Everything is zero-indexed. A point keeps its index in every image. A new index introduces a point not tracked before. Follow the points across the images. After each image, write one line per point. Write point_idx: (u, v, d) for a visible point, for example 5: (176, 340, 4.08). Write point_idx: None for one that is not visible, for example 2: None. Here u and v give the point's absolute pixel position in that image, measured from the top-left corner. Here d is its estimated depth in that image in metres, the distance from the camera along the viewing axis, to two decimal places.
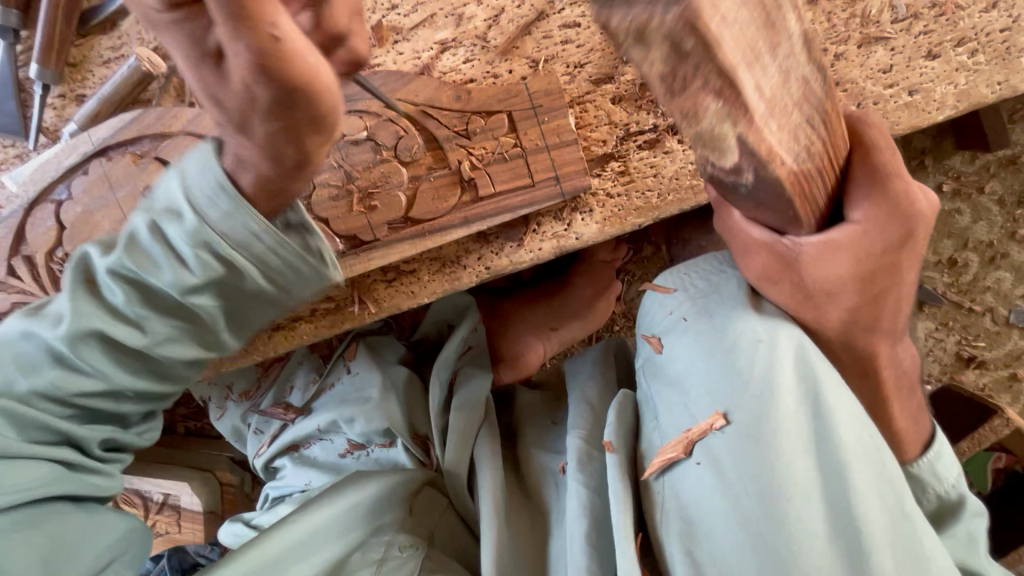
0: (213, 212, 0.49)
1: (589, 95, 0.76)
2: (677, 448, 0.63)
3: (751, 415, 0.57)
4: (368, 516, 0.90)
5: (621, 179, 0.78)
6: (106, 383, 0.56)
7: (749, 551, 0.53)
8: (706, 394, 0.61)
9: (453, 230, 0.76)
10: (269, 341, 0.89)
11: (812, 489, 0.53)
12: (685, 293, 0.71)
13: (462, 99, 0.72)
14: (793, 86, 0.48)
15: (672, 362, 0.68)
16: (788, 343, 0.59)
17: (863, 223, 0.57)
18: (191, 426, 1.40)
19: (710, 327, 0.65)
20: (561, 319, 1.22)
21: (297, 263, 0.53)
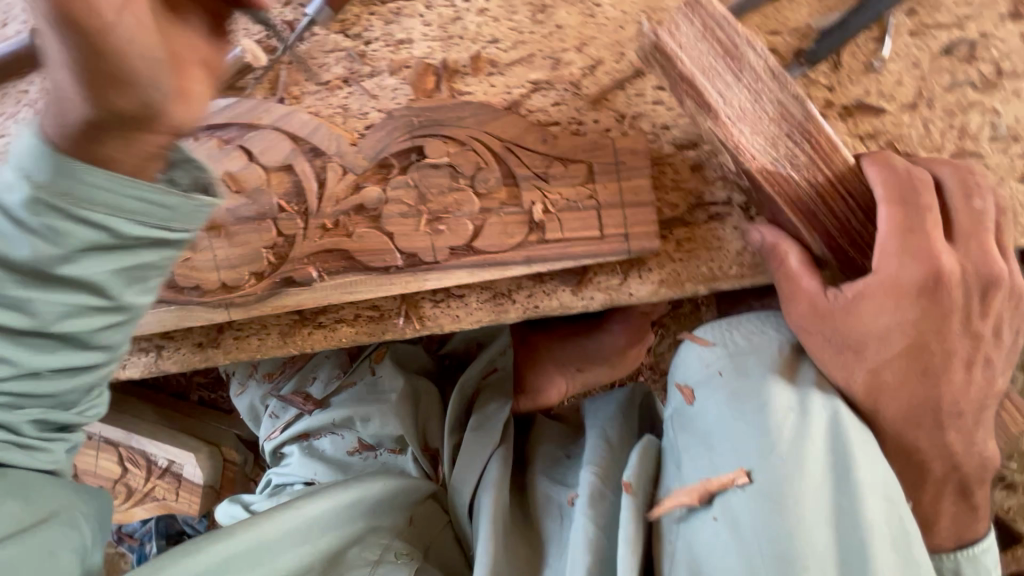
0: (27, 163, 0.45)
1: (669, 158, 0.77)
2: (689, 494, 0.62)
3: (779, 480, 0.55)
4: (368, 513, 0.90)
5: (684, 246, 0.78)
6: (8, 364, 0.51)
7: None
8: (733, 452, 0.60)
9: (513, 266, 0.76)
10: (306, 337, 0.90)
11: (830, 563, 0.51)
12: (725, 350, 0.69)
13: (547, 142, 0.73)
14: (762, 101, 0.67)
15: (704, 415, 0.65)
16: (820, 415, 0.59)
17: (885, 267, 0.62)
18: (205, 396, 1.44)
19: (750, 384, 0.63)
20: (589, 363, 1.22)
21: (162, 203, 0.49)
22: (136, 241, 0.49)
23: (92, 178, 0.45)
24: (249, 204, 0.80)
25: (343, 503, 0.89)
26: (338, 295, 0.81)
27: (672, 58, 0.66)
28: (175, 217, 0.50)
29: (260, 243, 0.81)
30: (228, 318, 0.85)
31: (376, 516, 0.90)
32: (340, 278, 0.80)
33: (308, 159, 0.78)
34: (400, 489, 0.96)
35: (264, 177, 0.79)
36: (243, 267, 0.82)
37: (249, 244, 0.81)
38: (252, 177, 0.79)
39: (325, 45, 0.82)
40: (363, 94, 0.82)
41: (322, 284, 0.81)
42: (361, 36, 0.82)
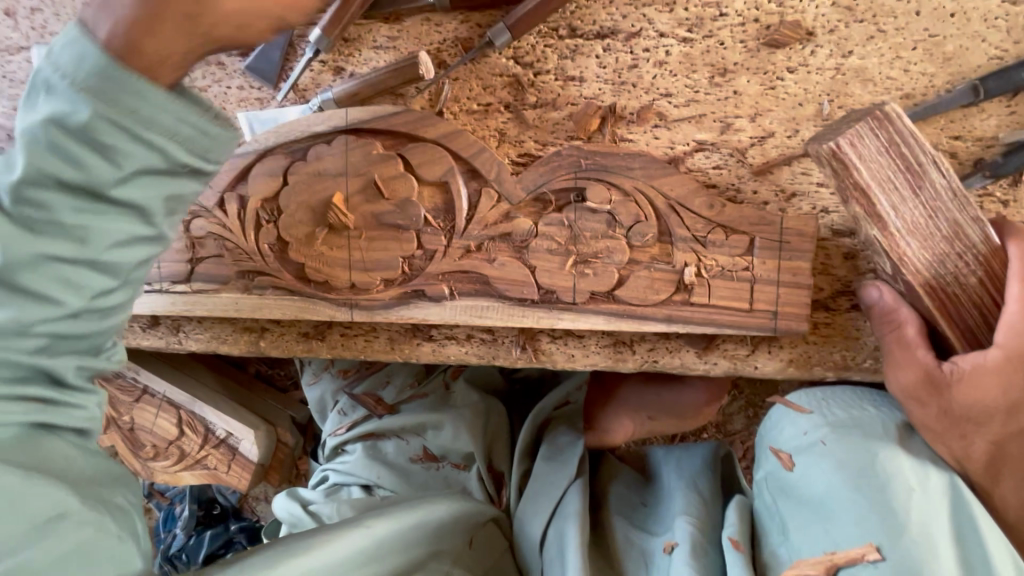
0: (76, 68, 0.44)
1: (822, 242, 0.76)
2: (814, 566, 0.60)
3: (916, 561, 0.54)
4: (432, 536, 0.84)
5: (820, 330, 0.78)
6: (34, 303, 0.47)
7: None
8: (854, 525, 0.58)
9: (651, 321, 0.76)
10: (417, 348, 0.90)
11: None
12: (827, 418, 0.68)
13: (714, 208, 0.72)
14: (938, 222, 0.66)
15: (807, 482, 0.64)
16: (938, 494, 0.59)
17: (1005, 346, 0.62)
18: (262, 370, 1.48)
19: (865, 457, 0.62)
20: (664, 414, 1.14)
21: (210, 138, 0.49)
22: (181, 170, 0.49)
23: None
24: (396, 213, 0.80)
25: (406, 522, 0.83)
26: (465, 316, 0.82)
27: (851, 166, 0.64)
28: None
29: (400, 252, 0.81)
30: (349, 317, 0.86)
31: (442, 535, 0.86)
32: (470, 301, 0.81)
33: (465, 179, 0.78)
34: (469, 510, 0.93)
35: (417, 190, 0.80)
36: (376, 273, 0.82)
37: (388, 251, 0.82)
38: (405, 187, 0.80)
39: (495, 68, 0.82)
40: (523, 123, 0.83)
41: (451, 303, 0.82)
42: (532, 65, 0.81)
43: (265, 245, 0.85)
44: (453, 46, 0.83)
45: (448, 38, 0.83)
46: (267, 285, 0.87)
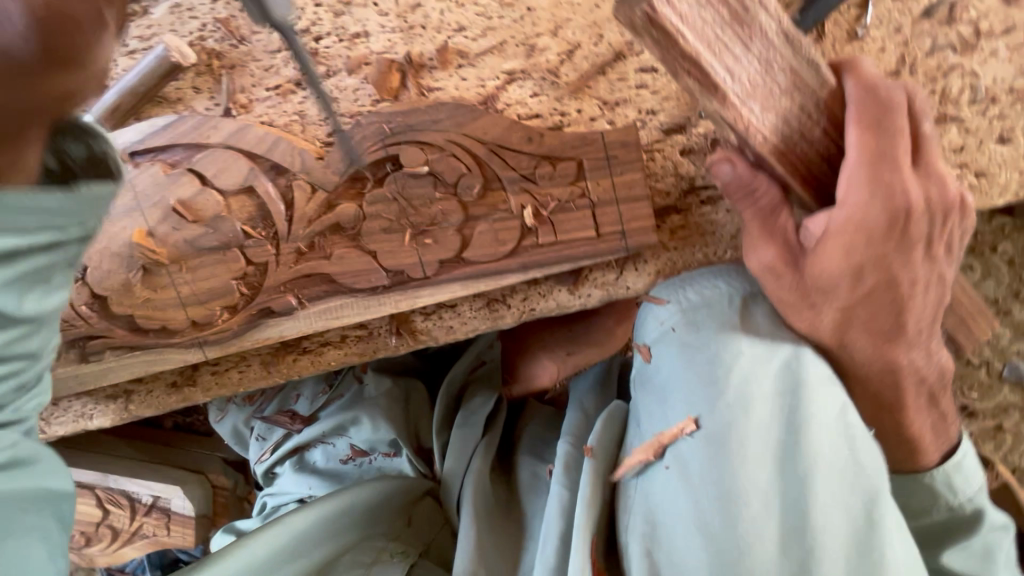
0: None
1: (658, 144, 0.74)
2: (645, 451, 0.61)
3: (725, 424, 0.56)
4: (361, 520, 0.88)
5: (679, 234, 0.76)
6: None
7: (698, 547, 0.53)
8: (684, 403, 0.60)
9: (508, 274, 0.72)
10: (292, 365, 0.85)
11: (772, 501, 0.53)
12: (680, 305, 0.67)
13: (533, 141, 0.68)
14: (772, 80, 0.58)
15: (658, 370, 0.65)
16: (774, 361, 0.59)
17: (848, 203, 0.58)
18: (180, 420, 1.36)
19: (707, 335, 0.62)
20: (578, 346, 1.14)
21: (24, 196, 0.40)
22: (19, 248, 0.42)
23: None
24: (208, 234, 0.72)
25: (332, 510, 0.86)
26: (321, 321, 0.76)
27: (674, 34, 0.52)
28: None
29: (229, 275, 0.74)
30: (204, 356, 0.79)
31: (376, 518, 0.89)
32: (321, 304, 0.75)
33: (270, 178, 0.70)
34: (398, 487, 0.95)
35: (223, 202, 0.71)
36: (213, 302, 0.75)
37: (216, 278, 0.74)
38: (209, 204, 0.71)
39: (269, 45, 0.74)
40: (320, 97, 0.73)
41: (304, 312, 0.75)
42: (309, 31, 0.72)
43: (80, 307, 0.75)
44: (213, 28, 0.75)
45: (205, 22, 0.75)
46: (95, 346, 0.77)
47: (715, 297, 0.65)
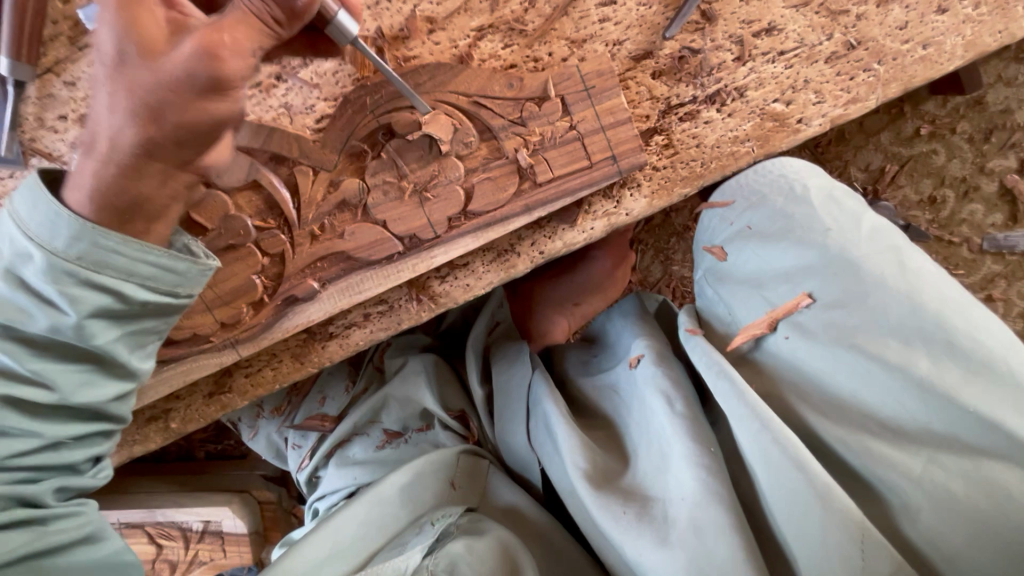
0: (61, 243, 0.55)
1: (630, 72, 0.78)
2: (761, 324, 0.66)
3: (842, 286, 0.58)
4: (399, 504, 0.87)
5: (665, 152, 0.81)
6: (35, 437, 0.59)
7: (873, 398, 0.54)
8: (786, 281, 0.64)
9: (515, 219, 0.76)
10: (324, 351, 0.87)
11: (909, 337, 0.52)
12: (743, 204, 0.74)
13: (514, 87, 0.71)
14: None
15: (741, 265, 0.71)
16: (858, 220, 0.61)
17: None
18: (212, 449, 1.37)
19: (774, 213, 0.68)
20: (584, 295, 1.24)
21: (150, 263, 0.58)
22: (148, 307, 0.60)
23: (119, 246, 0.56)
24: (222, 235, 0.74)
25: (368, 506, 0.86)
26: (346, 298, 0.79)
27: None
28: (165, 275, 0.60)
29: (252, 271, 0.76)
30: (238, 355, 0.81)
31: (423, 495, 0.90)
32: (343, 282, 0.78)
33: (271, 169, 0.72)
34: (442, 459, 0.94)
35: (232, 202, 0.73)
36: (238, 301, 0.77)
37: (238, 278, 0.76)
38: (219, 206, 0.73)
39: None
40: (303, 88, 0.72)
41: (327, 293, 0.78)
42: None
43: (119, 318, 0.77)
44: None
45: None
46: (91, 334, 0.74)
47: (778, 192, 0.69)
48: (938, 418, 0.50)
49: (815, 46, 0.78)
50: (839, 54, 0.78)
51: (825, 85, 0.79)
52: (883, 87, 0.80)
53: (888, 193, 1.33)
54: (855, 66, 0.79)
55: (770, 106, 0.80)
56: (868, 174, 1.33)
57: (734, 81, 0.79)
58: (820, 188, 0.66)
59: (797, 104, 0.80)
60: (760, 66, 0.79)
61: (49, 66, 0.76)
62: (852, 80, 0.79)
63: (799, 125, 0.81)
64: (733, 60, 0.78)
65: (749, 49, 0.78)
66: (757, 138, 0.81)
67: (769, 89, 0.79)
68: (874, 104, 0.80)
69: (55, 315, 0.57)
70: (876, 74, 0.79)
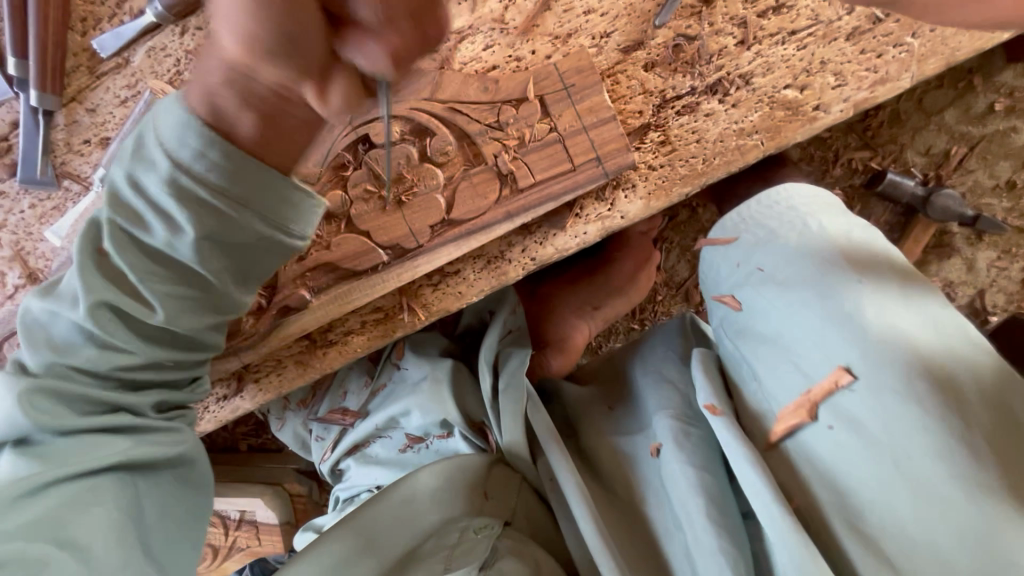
0: (189, 157, 0.55)
1: (619, 66, 0.73)
2: (796, 410, 0.60)
3: (885, 367, 0.55)
4: (431, 503, 0.85)
5: (662, 149, 0.75)
6: (137, 355, 0.62)
7: (923, 509, 0.50)
8: (817, 349, 0.60)
9: (497, 226, 0.74)
10: (325, 357, 0.89)
11: (966, 437, 0.50)
12: (748, 241, 0.74)
13: (489, 90, 0.69)
14: None
15: (757, 320, 0.68)
16: (888, 296, 0.60)
17: None
18: (254, 443, 1.44)
19: (803, 265, 0.66)
20: (604, 297, 1.20)
21: (266, 190, 0.57)
22: (263, 239, 0.60)
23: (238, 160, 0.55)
24: None
25: (395, 509, 0.84)
26: (337, 307, 0.80)
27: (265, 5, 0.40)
28: (286, 215, 0.60)
29: None
30: (242, 362, 0.85)
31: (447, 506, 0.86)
32: (333, 291, 0.79)
33: None
34: (463, 471, 0.89)
35: None
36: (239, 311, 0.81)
37: None
38: None
39: None
40: None
41: (318, 302, 0.80)
42: None
43: None
44: (187, 61, 0.80)
45: (178, 56, 0.80)
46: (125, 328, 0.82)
47: (789, 232, 0.70)
48: (981, 547, 0.48)
49: (832, 22, 0.69)
50: (863, 28, 0.69)
51: (847, 66, 0.70)
52: (918, 63, 0.69)
53: (954, 180, 1.15)
54: (883, 41, 0.69)
55: (781, 93, 0.72)
56: (929, 158, 1.15)
57: (738, 68, 0.72)
58: (835, 236, 0.68)
59: (813, 88, 0.71)
60: (768, 49, 0.71)
61: (73, 95, 0.83)
62: (879, 58, 0.69)
63: (816, 113, 0.71)
64: (735, 44, 0.71)
65: (753, 31, 0.70)
66: (766, 130, 0.73)
67: (779, 74, 0.71)
68: (909, 83, 0.70)
69: (155, 240, 0.59)
70: (909, 49, 0.69)
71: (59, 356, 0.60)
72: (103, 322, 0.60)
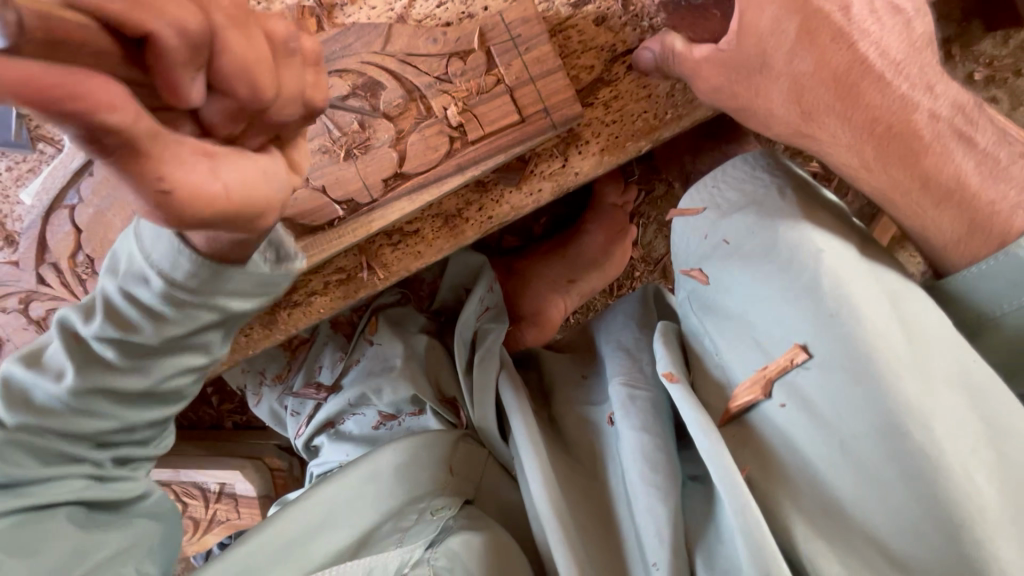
0: (171, 268, 0.52)
1: (571, 20, 0.73)
2: (752, 389, 0.59)
3: (840, 340, 0.52)
4: (395, 482, 0.81)
5: (613, 105, 0.75)
6: (113, 419, 0.61)
7: (877, 493, 0.48)
8: (778, 324, 0.58)
9: (449, 180, 0.74)
10: (287, 318, 0.90)
11: (925, 412, 0.47)
12: (714, 212, 0.71)
13: (438, 42, 0.70)
14: None
15: (725, 294, 0.65)
16: (852, 262, 0.56)
17: None
18: (238, 420, 1.45)
19: (764, 238, 0.63)
20: (579, 271, 1.20)
21: (236, 279, 0.54)
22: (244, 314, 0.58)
23: (216, 274, 0.53)
24: None
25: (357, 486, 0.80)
26: None
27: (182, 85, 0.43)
28: (265, 292, 0.58)
29: None
30: None
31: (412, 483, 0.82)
32: None
33: None
34: (427, 446, 0.85)
35: None
36: None
37: None
38: None
39: None
40: None
41: None
42: None
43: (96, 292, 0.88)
44: None
45: None
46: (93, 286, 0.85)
47: (750, 201, 0.67)
48: (938, 533, 0.45)
49: None
50: None
51: None
52: None
53: None
54: None
55: None
56: None
57: None
58: (802, 198, 0.64)
59: None
60: None
61: None
62: None
63: None
64: None
65: None
66: None
67: None
68: None
69: (132, 338, 0.57)
70: None
71: (31, 411, 0.59)
72: (79, 392, 0.59)
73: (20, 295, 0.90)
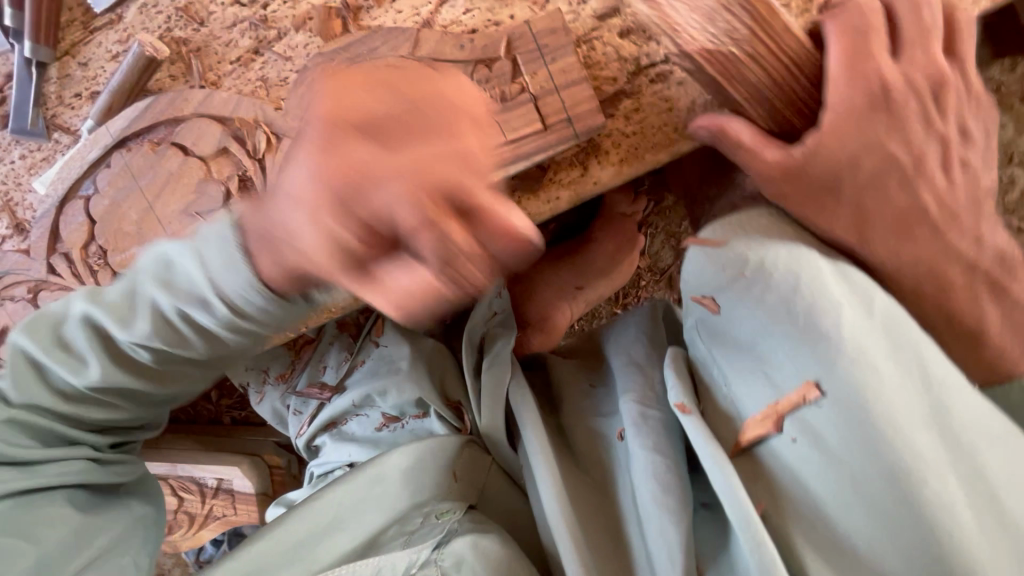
0: (224, 291, 0.55)
1: (595, 32, 0.74)
2: (762, 421, 0.56)
3: (858, 387, 0.49)
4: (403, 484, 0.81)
5: (633, 116, 0.76)
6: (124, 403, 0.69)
7: (886, 536, 0.49)
8: (792, 365, 0.54)
9: None
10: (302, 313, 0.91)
11: (934, 463, 0.47)
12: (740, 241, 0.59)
13: (465, 48, 0.72)
14: None
15: (734, 325, 0.59)
16: (871, 302, 0.54)
17: None
18: (237, 416, 1.45)
19: (780, 272, 0.57)
20: (586, 277, 1.21)
21: (290, 318, 0.58)
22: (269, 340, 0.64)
23: (276, 316, 0.57)
24: (200, 199, 0.80)
25: (364, 486, 0.80)
26: None
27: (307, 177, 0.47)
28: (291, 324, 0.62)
29: None
30: None
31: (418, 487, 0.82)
32: None
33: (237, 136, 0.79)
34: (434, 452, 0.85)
35: (205, 168, 0.79)
36: None
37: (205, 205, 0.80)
38: (193, 171, 0.80)
39: (226, 21, 0.81)
40: (277, 60, 0.80)
41: None
42: (257, 1, 0.80)
43: None
44: (178, 19, 0.82)
45: (170, 14, 0.82)
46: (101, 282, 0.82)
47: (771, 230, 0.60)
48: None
49: None
50: None
51: None
52: None
53: None
54: None
55: None
56: None
57: None
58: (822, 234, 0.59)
59: None
60: None
61: (67, 49, 0.85)
62: None
63: None
64: None
65: None
66: None
67: None
68: None
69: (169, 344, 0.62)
70: None
71: (44, 397, 0.67)
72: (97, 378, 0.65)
73: (28, 285, 0.89)
